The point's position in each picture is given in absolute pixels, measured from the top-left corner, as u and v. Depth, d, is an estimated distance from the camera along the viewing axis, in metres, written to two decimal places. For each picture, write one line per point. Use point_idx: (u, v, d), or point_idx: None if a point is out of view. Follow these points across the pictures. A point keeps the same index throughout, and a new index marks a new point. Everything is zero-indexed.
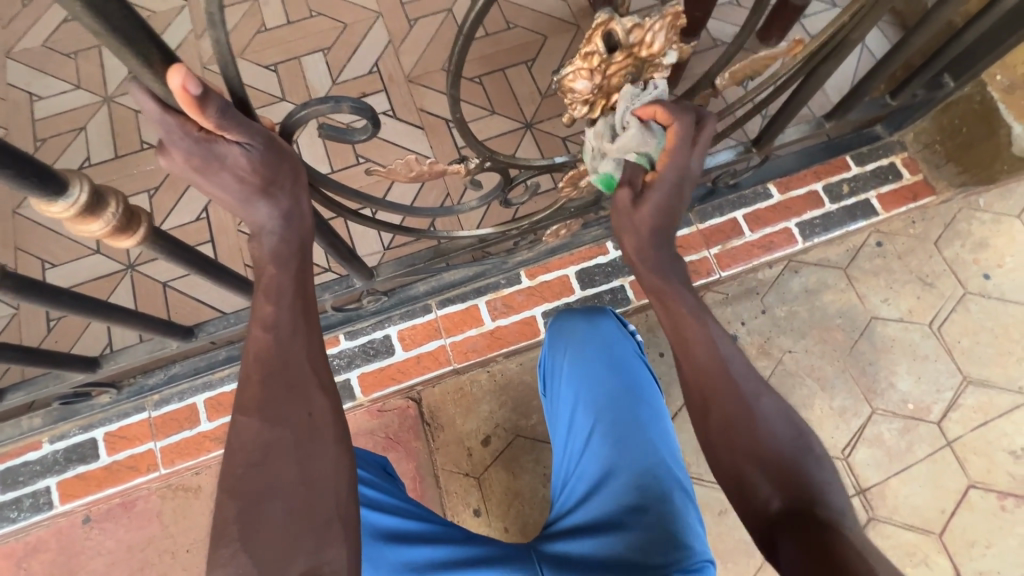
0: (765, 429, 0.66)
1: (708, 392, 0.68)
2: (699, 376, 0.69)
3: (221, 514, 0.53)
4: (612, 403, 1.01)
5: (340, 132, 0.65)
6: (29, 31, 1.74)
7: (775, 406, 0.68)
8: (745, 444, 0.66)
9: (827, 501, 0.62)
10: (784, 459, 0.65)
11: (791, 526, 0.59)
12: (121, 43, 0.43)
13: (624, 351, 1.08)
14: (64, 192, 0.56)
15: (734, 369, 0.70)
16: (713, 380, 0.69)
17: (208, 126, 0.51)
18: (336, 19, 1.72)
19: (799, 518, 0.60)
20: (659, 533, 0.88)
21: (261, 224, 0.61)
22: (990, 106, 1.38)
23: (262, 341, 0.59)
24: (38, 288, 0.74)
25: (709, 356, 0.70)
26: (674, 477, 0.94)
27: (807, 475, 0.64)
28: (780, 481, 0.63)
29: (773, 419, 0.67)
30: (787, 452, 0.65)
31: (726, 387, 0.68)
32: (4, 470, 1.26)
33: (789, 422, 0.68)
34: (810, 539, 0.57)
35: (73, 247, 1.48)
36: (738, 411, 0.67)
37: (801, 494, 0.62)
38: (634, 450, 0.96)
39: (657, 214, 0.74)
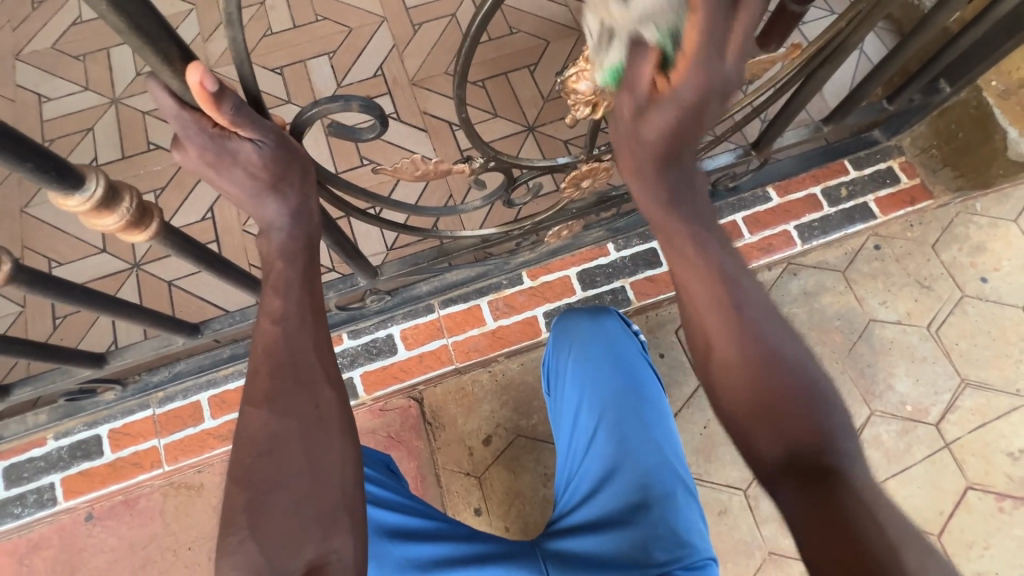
0: (775, 370, 0.61)
1: (713, 331, 0.64)
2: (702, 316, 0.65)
3: (230, 503, 0.54)
4: (616, 402, 1.02)
5: (350, 131, 0.67)
6: (39, 33, 1.76)
7: (788, 344, 0.64)
8: (752, 386, 0.61)
9: (839, 448, 0.57)
10: (796, 403, 0.60)
11: (794, 478, 0.56)
12: (142, 40, 0.45)
13: (628, 351, 1.09)
14: (81, 186, 0.58)
15: (744, 303, 0.65)
16: (719, 319, 0.64)
17: (223, 122, 0.53)
18: (341, 23, 1.74)
19: (805, 468, 0.56)
20: (662, 530, 0.90)
21: (270, 220, 0.62)
22: (985, 112, 1.39)
23: (271, 334, 0.60)
24: (50, 281, 0.75)
25: (717, 291, 0.65)
26: (676, 475, 0.96)
27: (819, 421, 0.59)
28: (790, 429, 0.59)
29: (785, 358, 0.62)
30: (800, 396, 0.60)
31: (735, 325, 0.63)
32: (9, 466, 1.27)
33: (802, 361, 0.63)
34: (813, 492, 0.54)
35: (80, 246, 1.49)
36: (745, 351, 0.63)
37: (809, 441, 0.58)
38: (637, 449, 0.97)
39: (665, 137, 0.61)
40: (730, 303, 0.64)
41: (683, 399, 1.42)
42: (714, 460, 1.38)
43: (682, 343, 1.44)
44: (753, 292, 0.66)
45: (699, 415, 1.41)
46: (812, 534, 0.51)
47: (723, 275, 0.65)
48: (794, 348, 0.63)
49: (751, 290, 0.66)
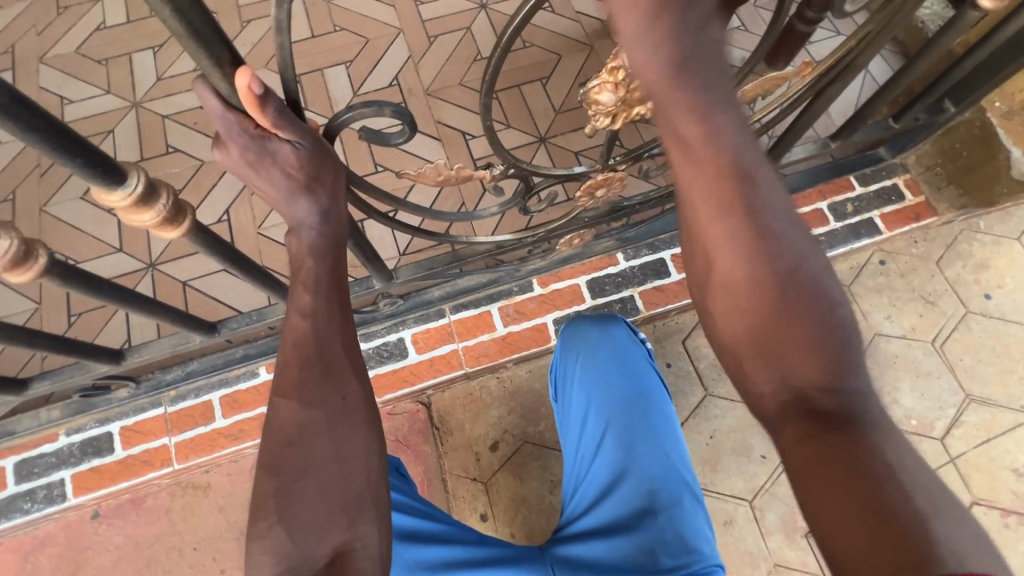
0: (792, 296, 0.55)
1: (721, 257, 0.58)
2: (709, 242, 0.59)
3: (260, 489, 0.56)
4: (624, 408, 1.03)
5: (380, 135, 0.69)
6: (63, 38, 1.80)
7: (812, 269, 0.56)
8: (758, 316, 0.55)
9: (852, 387, 0.51)
10: (815, 332, 0.53)
11: (793, 415, 0.52)
12: (197, 45, 0.47)
13: (636, 359, 1.10)
14: (123, 181, 0.60)
15: (768, 226, 0.57)
16: (732, 246, 0.57)
17: (265, 124, 0.55)
18: (358, 34, 1.78)
19: (806, 405, 0.51)
20: (669, 536, 0.92)
21: (301, 219, 0.64)
22: (989, 131, 1.43)
23: (301, 327, 0.62)
24: (81, 276, 0.77)
25: (737, 214, 0.57)
26: (684, 482, 0.97)
27: (837, 354, 0.53)
28: (799, 360, 0.53)
29: (805, 284, 0.55)
30: (817, 327, 0.54)
31: (749, 249, 0.57)
32: (19, 461, 1.27)
33: (824, 287, 0.56)
34: (822, 438, 0.49)
35: (96, 245, 1.52)
36: (760, 278, 0.56)
37: (817, 373, 0.52)
38: (645, 455, 0.99)
39: None
40: (751, 226, 0.57)
41: (689, 409, 1.43)
42: (720, 470, 1.39)
43: (688, 352, 1.46)
44: (772, 203, 0.59)
45: (705, 425, 1.42)
46: (809, 483, 0.47)
47: (745, 195, 0.58)
48: (818, 274, 0.56)
49: (776, 212, 0.58)
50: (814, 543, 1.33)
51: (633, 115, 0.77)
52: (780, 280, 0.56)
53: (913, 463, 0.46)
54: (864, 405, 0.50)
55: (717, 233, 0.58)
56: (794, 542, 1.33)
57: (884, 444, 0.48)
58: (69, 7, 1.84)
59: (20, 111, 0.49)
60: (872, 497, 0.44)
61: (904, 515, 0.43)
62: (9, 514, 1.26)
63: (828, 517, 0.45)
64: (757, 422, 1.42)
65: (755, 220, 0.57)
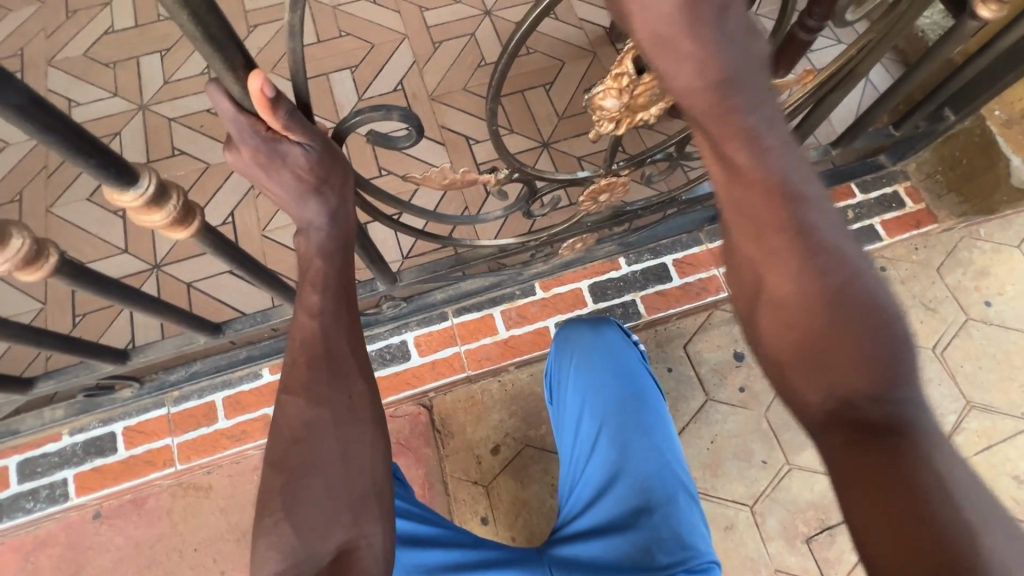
0: (846, 311, 0.51)
1: (770, 267, 0.55)
2: (756, 253, 0.56)
3: (267, 487, 0.57)
4: (618, 408, 1.03)
5: (387, 139, 0.70)
6: (72, 41, 1.82)
7: (867, 286, 0.53)
8: (809, 329, 0.52)
9: (909, 403, 0.47)
10: (869, 345, 0.50)
11: (842, 430, 0.48)
12: (213, 50, 0.48)
13: (629, 360, 1.11)
14: (136, 182, 0.61)
15: (819, 239, 0.54)
16: (781, 256, 0.54)
17: (276, 127, 0.56)
18: (364, 39, 1.80)
19: (855, 417, 0.48)
20: (665, 534, 0.93)
21: (309, 220, 0.65)
22: (989, 139, 1.44)
23: (308, 327, 0.63)
24: (89, 275, 0.78)
25: (786, 225, 0.55)
26: (679, 480, 0.98)
27: (892, 370, 0.49)
28: (852, 374, 0.49)
29: (859, 299, 0.52)
30: (871, 340, 0.50)
31: (801, 261, 0.53)
32: (22, 461, 1.28)
33: (881, 304, 0.52)
34: (873, 453, 0.45)
35: (102, 246, 1.53)
36: (812, 291, 0.52)
37: (868, 384, 0.48)
38: (639, 454, 0.99)
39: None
40: (801, 238, 0.54)
41: (690, 414, 1.43)
42: (721, 475, 1.39)
43: (690, 357, 1.47)
44: (821, 211, 0.56)
45: (705, 430, 1.42)
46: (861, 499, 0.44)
47: (794, 207, 0.55)
48: (873, 291, 0.53)
49: (827, 226, 0.55)
50: (814, 549, 1.33)
51: (636, 120, 0.79)
52: (832, 293, 0.52)
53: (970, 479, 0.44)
54: (920, 420, 0.46)
55: (766, 243, 0.55)
56: (795, 548, 1.33)
57: (942, 459, 0.44)
58: (78, 11, 1.87)
59: (38, 113, 0.50)
60: (923, 511, 0.41)
61: (957, 532, 0.40)
62: (11, 514, 1.26)
63: (879, 533, 0.42)
64: (758, 427, 1.42)
65: (806, 233, 0.54)
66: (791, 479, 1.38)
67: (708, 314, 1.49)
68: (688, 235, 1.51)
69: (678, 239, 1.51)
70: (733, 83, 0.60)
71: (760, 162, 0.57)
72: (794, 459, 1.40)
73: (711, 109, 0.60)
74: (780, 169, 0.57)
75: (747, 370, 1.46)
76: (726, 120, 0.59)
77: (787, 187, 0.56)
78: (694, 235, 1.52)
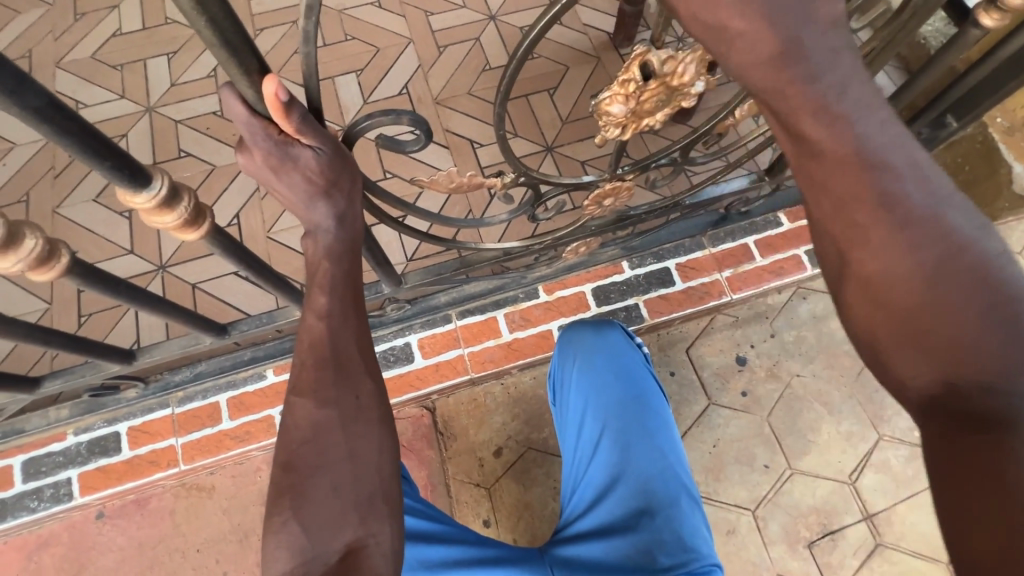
0: (947, 287, 0.47)
1: (860, 243, 0.49)
2: (844, 227, 0.50)
3: (276, 486, 0.57)
4: (620, 410, 1.04)
5: (396, 143, 0.71)
6: (80, 43, 1.84)
7: (971, 252, 0.48)
8: (908, 307, 0.47)
9: None
10: (975, 321, 0.45)
11: (947, 421, 0.43)
12: (228, 55, 0.49)
13: (632, 363, 1.11)
14: (148, 184, 0.62)
15: (916, 205, 0.49)
16: (874, 230, 0.49)
17: (289, 130, 0.57)
18: (369, 43, 1.82)
19: (960, 407, 0.43)
20: (666, 536, 0.94)
21: (317, 223, 0.65)
22: (990, 146, 1.48)
23: (316, 328, 0.63)
24: (99, 275, 0.78)
25: (877, 192, 0.49)
26: (680, 483, 0.99)
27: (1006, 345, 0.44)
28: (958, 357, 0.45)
29: (962, 270, 0.47)
30: (980, 316, 0.45)
31: (896, 233, 0.48)
32: (27, 460, 1.28)
33: (994, 276, 0.47)
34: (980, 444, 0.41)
35: (108, 247, 1.53)
36: (910, 267, 0.48)
37: (978, 367, 0.44)
38: (641, 456, 1.00)
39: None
40: (894, 204, 0.49)
41: (692, 418, 1.43)
42: (723, 479, 1.39)
43: (692, 361, 1.47)
44: (920, 176, 0.50)
45: (708, 434, 1.42)
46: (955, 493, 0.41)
47: (883, 173, 0.49)
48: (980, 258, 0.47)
49: (923, 189, 0.50)
50: (816, 554, 1.33)
51: (642, 126, 0.79)
52: (931, 266, 0.47)
53: None
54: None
55: (855, 215, 0.49)
56: (797, 553, 1.33)
57: None
58: (86, 14, 1.88)
59: (56, 116, 0.51)
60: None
61: None
62: (16, 513, 1.26)
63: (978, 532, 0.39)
64: (760, 432, 1.42)
65: (901, 200, 0.49)
66: (793, 484, 1.38)
67: (711, 318, 1.50)
68: (690, 239, 1.51)
69: (681, 243, 1.51)
70: (795, 52, 0.51)
71: (839, 123, 0.50)
72: (797, 463, 1.40)
73: (775, 78, 0.52)
74: (864, 129, 0.51)
75: (750, 375, 1.46)
76: (790, 79, 0.51)
77: (876, 148, 0.50)
78: (697, 239, 1.52)
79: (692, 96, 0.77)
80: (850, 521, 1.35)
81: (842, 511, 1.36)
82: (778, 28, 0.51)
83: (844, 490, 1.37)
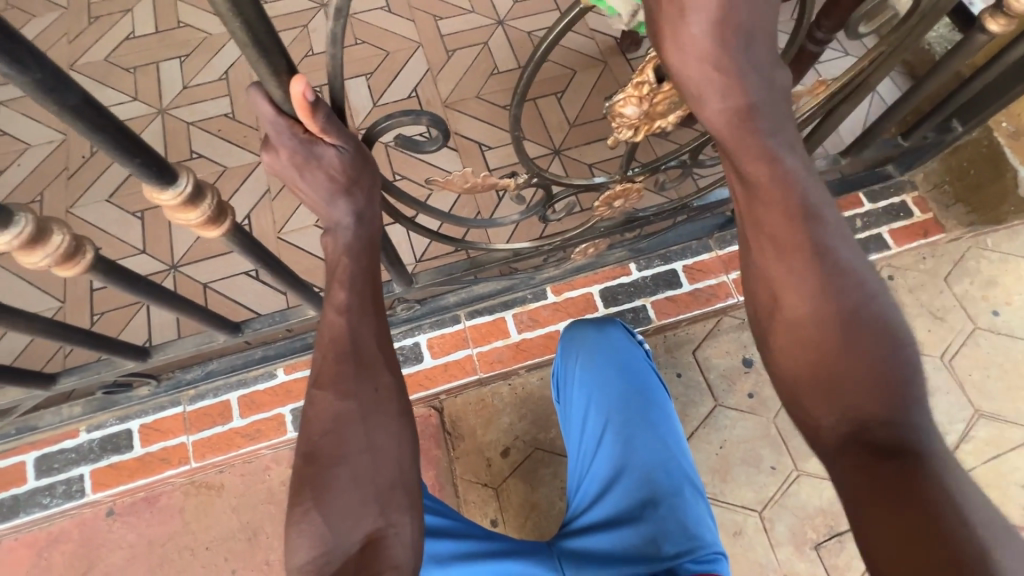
0: (859, 335, 0.58)
1: (790, 291, 0.61)
2: (778, 277, 0.62)
3: (298, 477, 0.58)
4: (622, 404, 1.05)
5: (414, 143, 0.72)
6: (94, 46, 1.86)
7: (879, 307, 0.60)
8: (826, 347, 0.59)
9: (918, 425, 0.54)
10: (878, 365, 0.57)
11: (856, 451, 0.54)
12: (259, 56, 0.51)
13: (633, 358, 1.12)
14: (174, 182, 0.63)
15: (838, 263, 0.61)
16: (804, 280, 0.61)
17: (313, 129, 0.58)
18: (379, 47, 1.84)
19: (860, 436, 0.55)
20: (671, 525, 0.93)
21: (337, 220, 0.66)
22: (995, 150, 1.50)
23: (337, 323, 0.64)
24: (121, 272, 0.80)
25: (808, 249, 0.61)
26: (683, 474, 0.99)
27: (895, 389, 0.56)
28: (860, 392, 0.56)
29: (870, 321, 0.59)
30: (879, 362, 0.57)
31: (818, 286, 0.60)
32: (40, 457, 1.29)
33: (889, 331, 0.59)
34: (877, 468, 0.52)
35: (120, 246, 1.55)
36: (827, 315, 0.59)
37: (876, 408, 0.55)
38: (643, 448, 1.01)
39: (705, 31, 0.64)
40: (822, 257, 0.61)
41: (698, 420, 1.44)
42: (730, 480, 1.40)
43: (698, 362, 1.48)
44: (842, 241, 0.62)
45: (714, 435, 1.43)
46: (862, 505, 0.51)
47: (815, 230, 0.61)
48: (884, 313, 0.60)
49: (845, 250, 0.62)
50: (823, 556, 1.34)
51: (654, 128, 0.81)
52: (847, 315, 0.59)
53: (971, 491, 0.49)
54: (923, 437, 0.53)
55: (791, 264, 0.61)
56: (804, 555, 1.34)
57: (937, 469, 0.50)
58: (100, 17, 1.91)
59: (91, 113, 0.52)
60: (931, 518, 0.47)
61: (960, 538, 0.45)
62: (28, 509, 1.27)
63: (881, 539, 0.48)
64: (767, 433, 1.43)
65: (827, 257, 0.61)
66: (800, 486, 1.39)
67: (717, 320, 1.51)
68: (697, 241, 1.52)
69: (688, 245, 1.52)
70: (756, 111, 0.66)
71: (785, 181, 0.63)
72: (803, 465, 1.40)
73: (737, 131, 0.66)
74: (805, 192, 0.63)
75: (756, 377, 1.47)
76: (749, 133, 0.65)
77: (812, 211, 0.62)
78: (704, 242, 1.53)
79: None
80: None
81: None
82: (744, 96, 0.66)
83: None
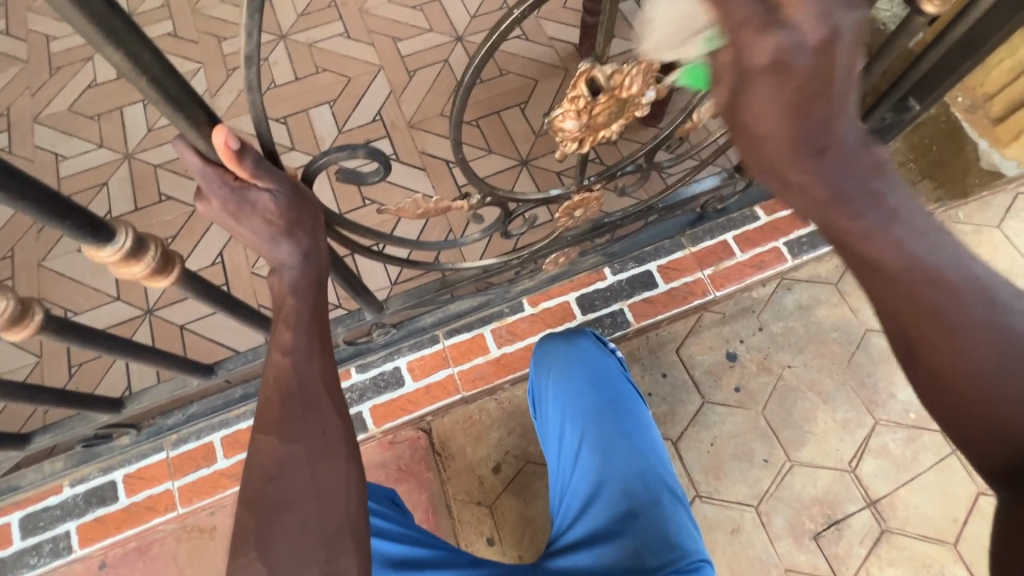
0: None
1: (941, 339, 0.45)
2: (924, 322, 0.45)
3: (240, 526, 0.55)
4: (598, 416, 1.04)
5: (356, 175, 0.72)
6: (57, 97, 1.86)
7: None
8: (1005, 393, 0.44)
9: None
10: None
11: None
12: (175, 110, 0.51)
13: (606, 368, 1.11)
14: (111, 239, 0.63)
15: (979, 288, 0.45)
16: (955, 328, 0.44)
17: (244, 176, 0.58)
18: (341, 73, 1.84)
19: None
20: (651, 536, 0.93)
21: (282, 260, 0.66)
22: (954, 126, 1.47)
23: (281, 364, 0.63)
24: (76, 328, 0.79)
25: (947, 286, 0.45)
26: (662, 482, 0.99)
27: None
28: None
29: None
30: None
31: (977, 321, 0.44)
32: (25, 516, 1.28)
33: None
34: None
35: (95, 295, 1.55)
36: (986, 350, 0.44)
37: None
38: (620, 458, 1.00)
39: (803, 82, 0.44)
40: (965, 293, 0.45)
41: (688, 418, 1.43)
42: (723, 477, 1.39)
43: (683, 361, 1.48)
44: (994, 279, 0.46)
45: (705, 433, 1.42)
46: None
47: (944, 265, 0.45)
48: None
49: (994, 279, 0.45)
50: (823, 546, 1.33)
51: (599, 138, 0.81)
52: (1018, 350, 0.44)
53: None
54: None
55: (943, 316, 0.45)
56: (803, 546, 1.33)
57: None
58: (61, 68, 1.91)
59: (10, 182, 0.52)
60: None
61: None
62: (17, 570, 1.26)
63: None
64: (757, 426, 1.42)
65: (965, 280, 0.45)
66: (794, 476, 1.38)
67: (698, 316, 1.50)
68: (670, 240, 1.52)
69: (661, 244, 1.52)
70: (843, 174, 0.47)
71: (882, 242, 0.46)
72: (796, 455, 1.40)
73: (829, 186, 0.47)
74: (923, 234, 0.46)
75: (741, 370, 1.47)
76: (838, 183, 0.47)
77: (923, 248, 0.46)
78: (676, 240, 1.53)
79: (645, 105, 0.79)
80: (854, 509, 1.35)
81: (845, 500, 1.35)
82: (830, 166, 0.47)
83: (844, 478, 1.37)
